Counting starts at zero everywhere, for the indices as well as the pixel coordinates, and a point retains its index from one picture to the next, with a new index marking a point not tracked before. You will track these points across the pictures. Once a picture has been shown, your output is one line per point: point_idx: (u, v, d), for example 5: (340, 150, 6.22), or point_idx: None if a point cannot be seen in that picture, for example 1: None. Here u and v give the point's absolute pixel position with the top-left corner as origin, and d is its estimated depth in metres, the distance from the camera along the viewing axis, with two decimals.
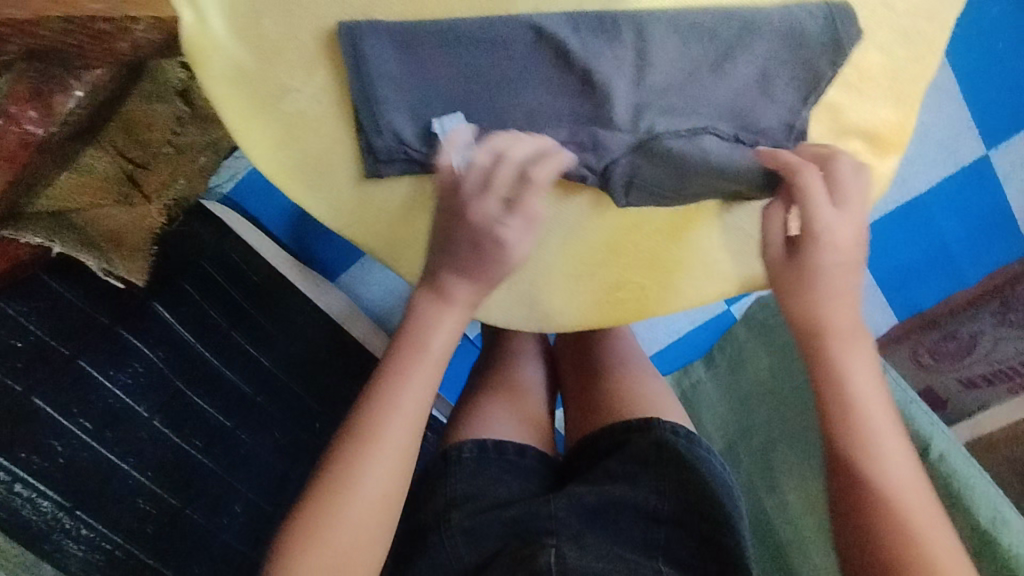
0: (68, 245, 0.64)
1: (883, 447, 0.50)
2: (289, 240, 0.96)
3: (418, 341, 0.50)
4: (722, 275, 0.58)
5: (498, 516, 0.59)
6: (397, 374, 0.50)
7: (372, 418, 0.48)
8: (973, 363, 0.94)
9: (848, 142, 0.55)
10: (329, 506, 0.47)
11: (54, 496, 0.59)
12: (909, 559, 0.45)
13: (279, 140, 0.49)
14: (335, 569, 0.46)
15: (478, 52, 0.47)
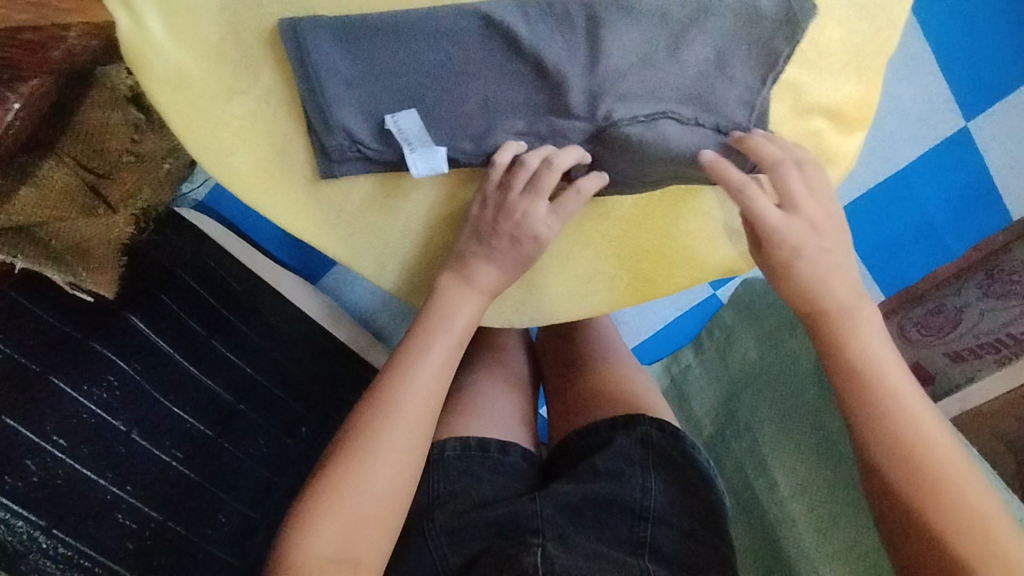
0: (30, 260, 0.63)
1: (913, 416, 0.46)
2: (268, 243, 0.94)
3: (441, 315, 0.50)
4: (698, 261, 0.57)
5: (482, 517, 0.58)
6: (421, 346, 0.49)
7: (396, 388, 0.48)
8: (961, 336, 0.85)
9: (811, 121, 0.54)
10: (348, 473, 0.45)
11: (30, 517, 0.58)
12: (951, 528, 0.42)
13: (230, 144, 0.48)
14: (349, 541, 0.44)
15: (426, 44, 0.47)
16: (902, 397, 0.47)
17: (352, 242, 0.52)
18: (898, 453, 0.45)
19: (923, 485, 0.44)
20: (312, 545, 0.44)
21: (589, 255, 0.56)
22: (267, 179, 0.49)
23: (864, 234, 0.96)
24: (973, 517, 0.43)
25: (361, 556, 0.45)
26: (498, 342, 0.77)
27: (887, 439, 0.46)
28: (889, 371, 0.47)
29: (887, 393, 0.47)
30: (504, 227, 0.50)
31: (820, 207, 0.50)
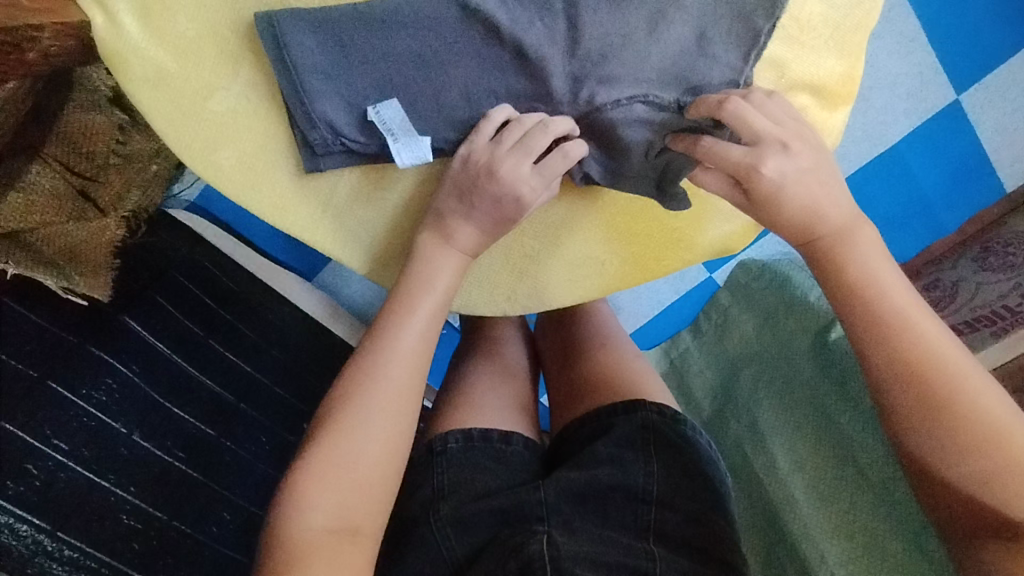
0: (20, 264, 0.64)
1: (923, 338, 0.45)
2: (261, 241, 0.94)
3: (420, 276, 0.49)
4: (690, 245, 0.58)
5: (486, 506, 0.58)
6: (402, 309, 0.49)
7: (379, 353, 0.47)
8: (958, 309, 0.84)
9: (797, 98, 0.53)
10: (337, 441, 0.45)
11: (34, 520, 0.60)
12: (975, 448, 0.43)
13: (214, 141, 0.48)
14: (341, 508, 0.44)
15: (403, 33, 0.46)
16: (919, 329, 0.45)
17: (341, 237, 0.52)
18: (920, 387, 0.44)
19: (952, 414, 0.44)
20: (305, 516, 0.43)
21: (581, 235, 0.56)
22: (252, 175, 0.49)
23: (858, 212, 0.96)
24: (1001, 444, 0.43)
25: (358, 523, 0.44)
26: (496, 334, 0.77)
27: (908, 375, 0.45)
28: (905, 302, 0.46)
29: (903, 322, 0.45)
30: (485, 200, 0.48)
31: (795, 132, 0.48)
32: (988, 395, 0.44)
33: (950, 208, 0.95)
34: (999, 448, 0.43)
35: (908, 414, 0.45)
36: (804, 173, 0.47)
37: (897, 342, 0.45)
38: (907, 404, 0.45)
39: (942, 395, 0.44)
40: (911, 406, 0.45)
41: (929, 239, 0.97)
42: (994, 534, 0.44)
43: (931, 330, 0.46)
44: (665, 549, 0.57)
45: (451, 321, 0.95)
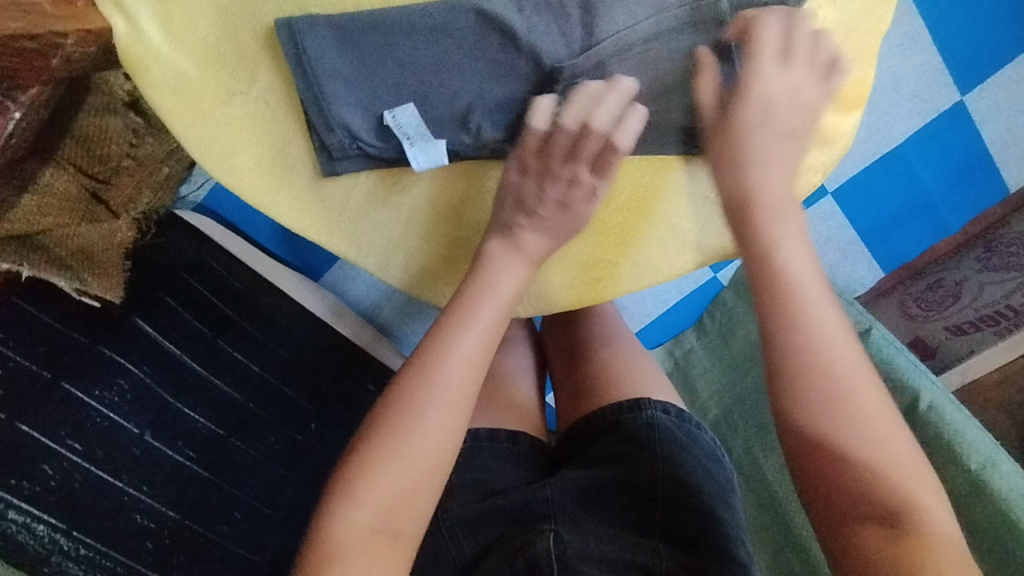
0: (36, 267, 0.64)
1: (825, 330, 0.44)
2: (271, 243, 0.94)
3: (487, 278, 0.49)
4: (685, 245, 0.58)
5: (494, 504, 0.59)
6: (468, 312, 0.48)
7: (438, 352, 0.47)
8: (961, 310, 0.98)
9: None
10: (393, 439, 0.44)
11: (48, 519, 0.60)
12: (855, 436, 0.42)
13: (232, 145, 0.49)
14: (387, 509, 0.43)
15: (422, 40, 0.46)
16: (824, 322, 0.45)
17: (356, 240, 0.52)
18: (814, 378, 0.43)
19: (843, 405, 0.43)
20: (353, 514, 0.43)
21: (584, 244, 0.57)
22: (270, 178, 0.50)
23: (861, 213, 0.97)
24: (882, 438, 0.42)
25: (400, 525, 0.44)
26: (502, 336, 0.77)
27: (809, 365, 0.44)
28: (817, 292, 0.46)
29: (805, 309, 0.45)
30: (508, 199, 0.50)
31: (790, 82, 0.49)
32: (873, 392, 0.44)
33: (953, 210, 0.96)
34: (874, 442, 0.42)
35: (807, 405, 0.43)
36: (775, 188, 0.49)
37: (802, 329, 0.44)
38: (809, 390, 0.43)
39: (840, 387, 0.43)
40: (805, 392, 0.43)
41: (933, 240, 0.98)
42: (870, 524, 0.41)
43: (834, 326, 0.45)
44: (670, 546, 0.57)
45: None
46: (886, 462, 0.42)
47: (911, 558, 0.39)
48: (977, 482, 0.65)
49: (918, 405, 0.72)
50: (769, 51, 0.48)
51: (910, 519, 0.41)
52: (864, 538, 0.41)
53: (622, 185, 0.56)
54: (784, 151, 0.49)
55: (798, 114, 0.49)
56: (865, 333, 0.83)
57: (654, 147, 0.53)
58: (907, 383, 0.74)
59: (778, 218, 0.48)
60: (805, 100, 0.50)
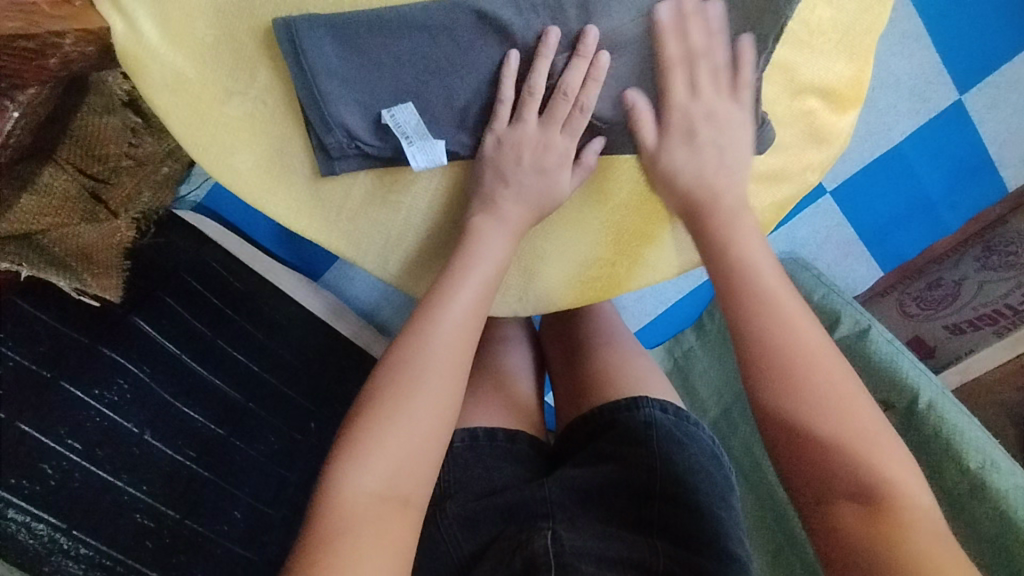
0: (34, 267, 0.64)
1: (787, 314, 0.47)
2: (272, 243, 0.94)
3: (476, 250, 0.51)
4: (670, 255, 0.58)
5: (492, 503, 0.60)
6: (458, 283, 0.50)
7: (429, 324, 0.48)
8: (960, 309, 0.97)
9: (805, 102, 0.54)
10: (393, 407, 0.45)
11: (50, 519, 0.60)
12: (830, 412, 0.44)
13: (231, 146, 0.49)
14: (393, 473, 0.44)
15: (420, 40, 0.46)
16: (784, 308, 0.48)
17: (356, 239, 0.53)
18: (780, 363, 0.45)
19: (811, 382, 0.44)
20: (357, 479, 0.43)
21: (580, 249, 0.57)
22: (269, 178, 0.50)
23: (860, 213, 0.98)
24: (850, 415, 0.44)
25: (407, 492, 0.44)
26: (502, 335, 0.77)
27: (775, 346, 0.46)
28: (773, 284, 0.49)
29: (765, 298, 0.48)
30: (509, 194, 0.51)
31: (706, 107, 0.51)
32: (840, 376, 0.45)
33: (952, 209, 0.97)
34: (848, 417, 0.44)
35: (783, 389, 0.45)
36: (728, 197, 0.53)
37: (762, 317, 0.47)
38: (776, 369, 0.45)
39: (807, 365, 0.45)
40: (775, 373, 0.45)
41: (934, 239, 1.00)
42: (848, 501, 0.42)
43: (795, 312, 0.48)
44: (670, 544, 0.56)
45: None
46: (862, 436, 0.43)
47: (883, 534, 0.39)
48: (977, 480, 0.65)
49: (917, 403, 0.73)
50: (676, 85, 0.50)
51: (884, 493, 0.41)
52: (843, 514, 0.41)
53: (619, 185, 0.55)
54: (725, 165, 0.52)
55: (725, 133, 0.52)
56: (864, 332, 0.83)
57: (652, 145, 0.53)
58: (906, 381, 0.75)
59: (735, 224, 0.52)
60: (714, 130, 0.52)
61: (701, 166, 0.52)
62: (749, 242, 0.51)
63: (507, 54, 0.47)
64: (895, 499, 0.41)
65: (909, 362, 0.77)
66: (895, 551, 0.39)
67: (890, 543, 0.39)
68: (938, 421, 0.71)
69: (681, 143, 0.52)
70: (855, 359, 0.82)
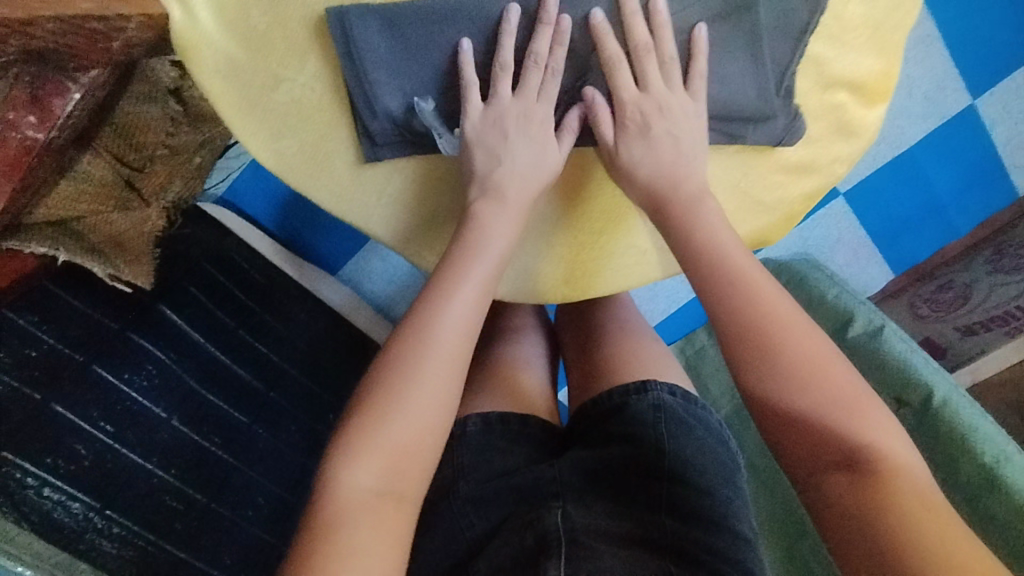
0: (71, 252, 0.64)
1: (762, 293, 0.47)
2: (278, 230, 0.95)
3: (476, 239, 0.49)
4: (638, 261, 0.59)
5: (505, 484, 0.61)
6: (457, 273, 0.48)
7: (432, 313, 0.46)
8: (971, 311, 0.98)
9: (835, 95, 0.53)
10: (391, 398, 0.44)
11: (83, 498, 0.61)
12: (820, 388, 0.44)
13: (277, 131, 0.50)
14: (388, 469, 0.43)
15: (467, 32, 0.47)
16: (757, 284, 0.47)
17: (394, 224, 0.55)
18: (773, 350, 0.45)
19: (792, 361, 0.45)
20: (351, 476, 0.42)
21: (543, 251, 0.58)
22: (313, 163, 0.52)
23: (873, 216, 1.00)
24: (832, 384, 0.44)
25: (402, 488, 0.43)
26: (514, 326, 0.78)
27: (758, 325, 0.46)
28: (739, 258, 0.49)
29: (743, 279, 0.47)
30: (505, 170, 0.50)
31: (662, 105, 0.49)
32: (828, 358, 0.45)
33: (962, 212, 0.98)
34: (832, 388, 0.44)
35: (774, 368, 0.45)
36: (695, 184, 0.51)
37: (743, 295, 0.47)
38: (755, 348, 0.45)
39: (788, 341, 0.45)
40: (755, 352, 0.45)
41: (945, 241, 1.01)
42: (837, 471, 0.43)
43: (769, 290, 0.47)
44: (676, 520, 0.57)
45: None
46: (846, 409, 0.44)
47: (876, 506, 0.40)
48: (992, 477, 0.66)
49: (931, 401, 0.74)
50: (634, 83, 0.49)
51: (870, 461, 0.42)
52: (832, 483, 0.43)
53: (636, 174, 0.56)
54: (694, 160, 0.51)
55: (691, 133, 0.50)
56: (877, 331, 0.82)
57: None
58: (919, 378, 0.75)
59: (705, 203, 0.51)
60: (650, 154, 0.50)
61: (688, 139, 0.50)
62: (713, 230, 0.50)
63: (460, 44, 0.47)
64: (881, 464, 0.42)
65: (919, 357, 0.78)
66: (888, 522, 0.40)
67: (882, 506, 0.40)
68: (953, 418, 0.71)
69: (663, 116, 0.49)
70: (867, 357, 0.81)
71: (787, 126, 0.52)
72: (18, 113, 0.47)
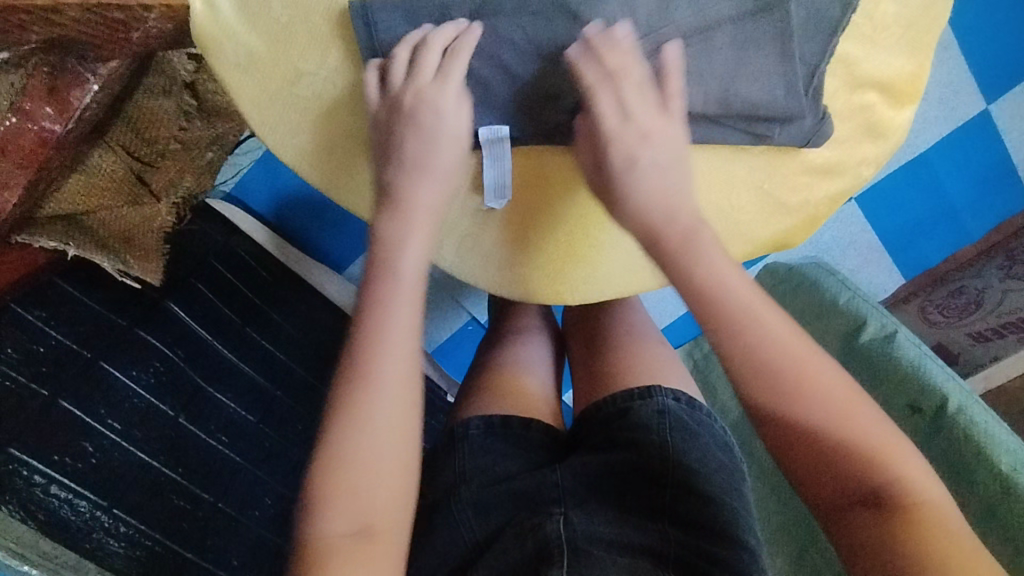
0: (81, 247, 0.64)
1: (769, 328, 0.44)
2: (272, 218, 0.93)
3: (387, 263, 0.47)
4: (611, 272, 0.57)
5: (504, 490, 0.57)
6: (377, 305, 0.45)
7: (366, 349, 0.44)
8: (982, 317, 0.95)
9: (864, 96, 0.53)
10: (343, 443, 0.42)
11: (91, 496, 0.60)
12: (836, 429, 0.43)
13: (298, 126, 0.50)
14: (356, 509, 0.41)
15: (497, 25, 0.47)
16: (762, 317, 0.45)
17: None
18: (774, 377, 0.44)
19: (805, 399, 0.43)
20: (323, 521, 0.41)
21: (523, 251, 0.55)
22: (333, 158, 0.51)
23: (884, 222, 0.99)
24: (846, 417, 0.43)
25: (375, 522, 0.42)
26: (519, 326, 0.74)
27: (770, 366, 0.44)
28: (742, 289, 0.45)
29: (750, 320, 0.44)
30: (404, 167, 0.48)
31: (649, 127, 0.47)
32: (829, 375, 0.44)
33: (975, 216, 0.98)
34: (846, 425, 0.43)
35: (788, 412, 0.43)
36: None
37: (749, 338, 0.44)
38: (769, 392, 0.44)
39: (803, 386, 0.44)
40: (768, 396, 0.44)
41: (957, 244, 1.01)
42: (860, 506, 0.42)
43: (779, 326, 0.45)
44: (679, 531, 0.53)
45: (478, 318, 1.02)
46: (857, 442, 0.43)
47: (898, 538, 0.40)
48: (1008, 485, 0.62)
49: (945, 410, 0.69)
50: (660, 79, 0.48)
51: (890, 495, 0.42)
52: (856, 519, 0.42)
53: None
54: (677, 186, 0.48)
55: (674, 156, 0.48)
56: (889, 337, 0.78)
57: (708, 134, 0.51)
58: (930, 385, 0.71)
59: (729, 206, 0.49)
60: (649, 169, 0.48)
61: (643, 166, 0.47)
62: None
63: (369, 58, 0.47)
64: (906, 498, 0.41)
65: (932, 362, 0.74)
66: (910, 549, 0.40)
67: (905, 541, 0.40)
68: (966, 428, 0.67)
69: (647, 143, 0.47)
70: (879, 362, 0.77)
71: (815, 127, 0.51)
72: (36, 104, 0.49)
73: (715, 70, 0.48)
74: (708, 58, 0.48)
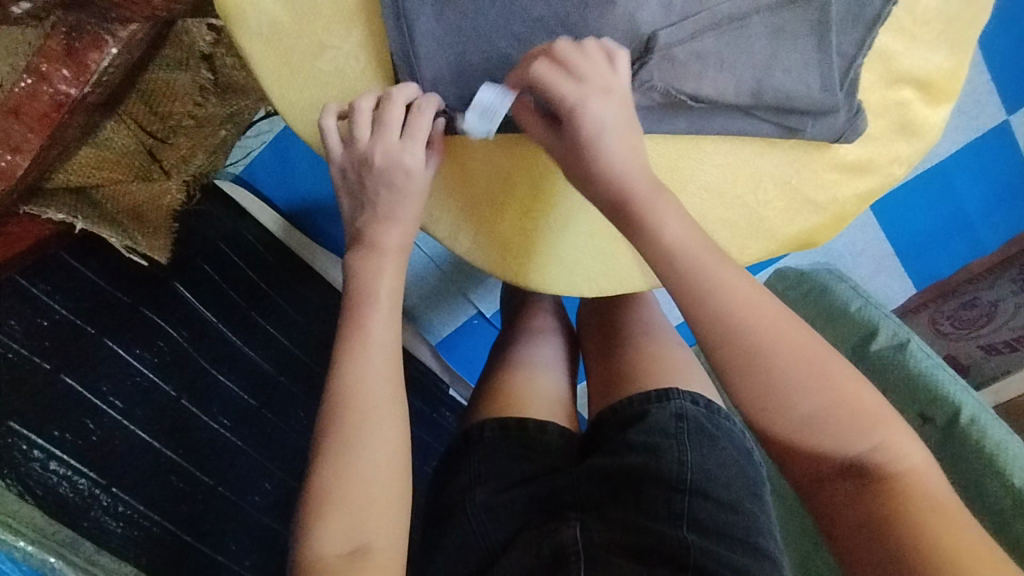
0: (90, 221, 0.63)
1: (756, 317, 0.42)
2: (285, 206, 0.92)
3: (364, 297, 0.46)
4: (600, 274, 0.54)
5: (521, 494, 0.56)
6: (356, 331, 0.45)
7: (353, 374, 0.44)
8: (994, 330, 0.93)
9: (900, 91, 0.53)
10: (335, 470, 0.41)
11: (91, 474, 0.58)
12: (825, 412, 0.41)
13: (315, 100, 0.48)
14: (349, 527, 0.41)
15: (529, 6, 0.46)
16: (750, 306, 0.42)
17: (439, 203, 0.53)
18: (758, 363, 0.41)
19: (791, 378, 0.41)
20: (319, 542, 0.40)
21: (543, 239, 0.53)
22: None
23: (900, 232, 0.98)
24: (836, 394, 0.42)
25: (370, 541, 0.41)
26: (534, 326, 0.73)
27: (749, 354, 0.41)
28: (729, 279, 0.43)
29: (735, 307, 0.42)
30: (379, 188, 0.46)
31: (617, 93, 0.44)
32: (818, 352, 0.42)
33: (992, 229, 0.97)
34: (836, 402, 0.41)
35: (777, 409, 0.41)
36: None
37: (735, 326, 0.42)
38: (755, 385, 0.41)
39: (787, 373, 0.41)
40: (752, 387, 0.41)
41: (969, 258, 0.99)
42: (841, 478, 0.41)
43: (765, 311, 0.42)
44: (698, 535, 0.52)
45: (483, 312, 1.01)
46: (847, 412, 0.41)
47: (886, 508, 0.39)
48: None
49: (960, 421, 0.67)
50: (693, 68, 0.47)
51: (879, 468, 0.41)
52: (836, 493, 0.41)
53: (695, 175, 0.51)
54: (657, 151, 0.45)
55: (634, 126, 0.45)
56: (902, 345, 0.75)
57: (738, 126, 0.50)
58: (944, 395, 0.69)
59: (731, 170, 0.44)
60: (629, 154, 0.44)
61: (612, 128, 0.44)
62: None
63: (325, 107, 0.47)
64: (887, 466, 0.41)
65: (946, 375, 0.71)
66: (899, 521, 0.39)
67: (893, 515, 0.39)
68: (981, 440, 0.65)
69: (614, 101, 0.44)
70: (891, 372, 0.75)
71: (849, 122, 0.50)
72: (52, 66, 0.49)
73: (750, 58, 0.47)
74: (742, 46, 0.47)
